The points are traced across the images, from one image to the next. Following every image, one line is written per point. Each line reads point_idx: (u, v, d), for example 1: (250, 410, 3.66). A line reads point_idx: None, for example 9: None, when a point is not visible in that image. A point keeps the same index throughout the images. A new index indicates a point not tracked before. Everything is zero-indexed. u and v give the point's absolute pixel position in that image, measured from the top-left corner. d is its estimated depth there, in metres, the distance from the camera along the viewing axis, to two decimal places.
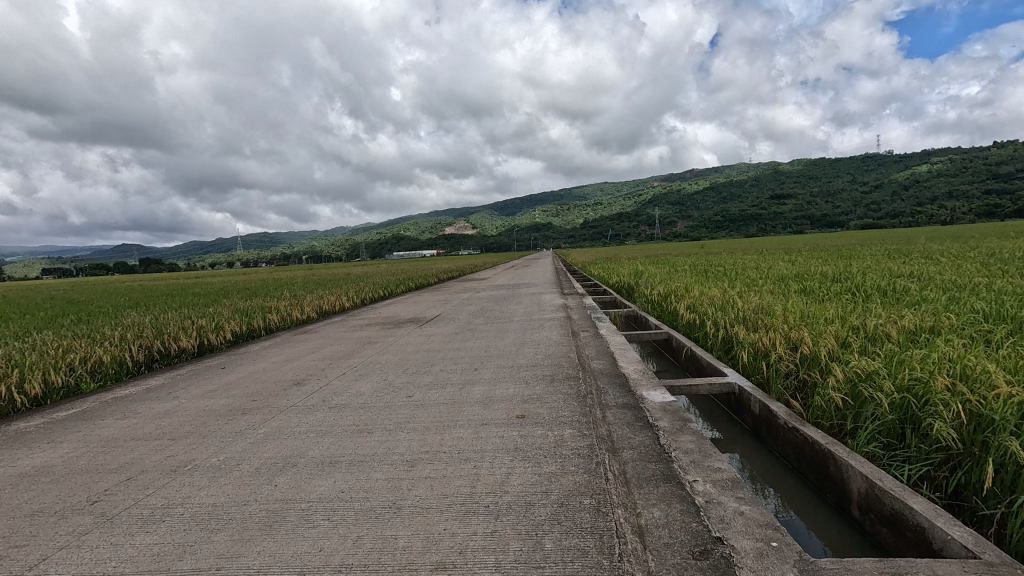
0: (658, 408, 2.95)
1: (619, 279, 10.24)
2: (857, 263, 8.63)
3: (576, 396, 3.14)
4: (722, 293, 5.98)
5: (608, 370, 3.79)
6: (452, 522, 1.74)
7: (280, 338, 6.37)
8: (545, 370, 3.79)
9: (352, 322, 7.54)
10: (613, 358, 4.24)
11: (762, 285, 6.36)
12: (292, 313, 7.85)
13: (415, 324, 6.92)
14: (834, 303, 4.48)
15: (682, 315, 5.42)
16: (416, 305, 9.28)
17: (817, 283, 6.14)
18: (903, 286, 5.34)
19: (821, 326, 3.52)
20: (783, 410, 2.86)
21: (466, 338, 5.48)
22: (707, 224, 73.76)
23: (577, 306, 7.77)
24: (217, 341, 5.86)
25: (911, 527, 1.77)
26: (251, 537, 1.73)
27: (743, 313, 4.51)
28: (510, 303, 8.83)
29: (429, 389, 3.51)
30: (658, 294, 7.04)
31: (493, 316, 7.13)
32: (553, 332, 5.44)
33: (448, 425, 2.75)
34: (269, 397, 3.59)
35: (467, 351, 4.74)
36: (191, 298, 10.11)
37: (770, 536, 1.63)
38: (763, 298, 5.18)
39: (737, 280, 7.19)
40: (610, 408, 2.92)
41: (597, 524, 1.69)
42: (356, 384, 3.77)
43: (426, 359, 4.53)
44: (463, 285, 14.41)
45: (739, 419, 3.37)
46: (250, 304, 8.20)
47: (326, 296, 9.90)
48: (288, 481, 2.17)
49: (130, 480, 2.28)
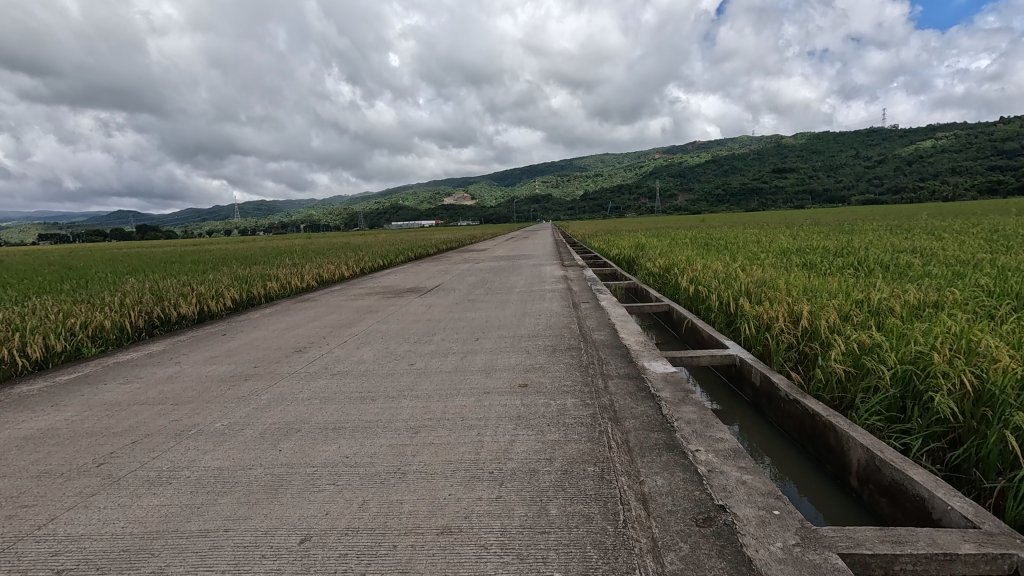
0: (660, 379, 2.96)
1: (620, 252, 10.20)
2: (859, 239, 8.59)
3: (578, 366, 3.14)
4: (724, 266, 5.96)
5: (609, 341, 3.80)
6: (457, 487, 1.75)
7: (280, 306, 6.36)
8: (546, 341, 3.80)
9: (352, 291, 7.53)
10: (615, 329, 4.24)
11: (765, 259, 6.34)
12: (292, 281, 7.83)
13: (415, 293, 6.91)
14: (837, 278, 4.46)
15: (684, 288, 5.42)
16: (415, 275, 9.26)
17: (820, 257, 6.11)
18: (906, 262, 5.31)
19: (824, 299, 3.50)
20: (784, 382, 2.87)
21: (467, 308, 5.47)
22: (708, 197, 73.24)
23: (578, 278, 7.76)
24: (217, 308, 5.85)
25: (911, 497, 1.79)
26: (258, 500, 1.74)
27: (745, 286, 4.49)
28: (510, 274, 8.81)
29: (431, 357, 3.52)
30: (659, 266, 7.02)
31: (494, 287, 7.12)
32: (554, 303, 5.43)
33: (450, 393, 2.76)
34: (271, 364, 3.60)
35: (468, 321, 4.74)
36: (189, 265, 10.07)
37: (772, 504, 1.65)
38: (765, 272, 5.16)
39: (740, 254, 7.16)
40: (612, 378, 2.94)
41: (601, 491, 1.71)
42: (358, 352, 3.77)
43: (427, 328, 4.53)
44: (463, 255, 14.35)
45: (740, 392, 3.39)
46: (249, 272, 8.18)
47: (325, 265, 9.86)
48: (293, 446, 2.18)
49: (136, 443, 2.29)
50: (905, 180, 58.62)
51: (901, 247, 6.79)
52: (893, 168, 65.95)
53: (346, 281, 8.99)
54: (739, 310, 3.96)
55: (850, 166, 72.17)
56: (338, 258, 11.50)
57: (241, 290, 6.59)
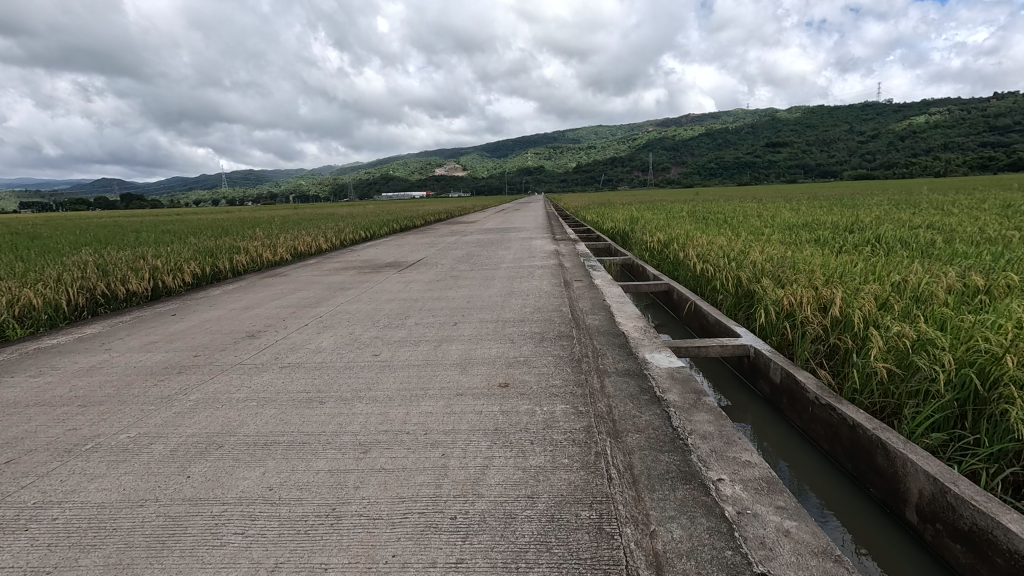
0: (665, 377, 2.51)
1: (614, 225, 9.70)
2: (867, 214, 8.12)
3: (569, 360, 2.68)
4: (728, 242, 5.49)
5: (605, 328, 3.34)
6: (405, 544, 1.30)
7: (246, 282, 5.83)
8: (534, 326, 3.34)
9: (327, 265, 7.00)
10: (611, 313, 3.79)
11: (774, 235, 5.88)
12: (262, 255, 7.27)
13: (395, 268, 6.40)
14: (862, 257, 4.01)
15: (688, 266, 4.96)
16: (398, 249, 8.72)
17: (833, 233, 5.65)
18: (929, 240, 4.85)
19: (854, 283, 3.04)
20: (811, 381, 2.43)
21: (448, 286, 4.97)
22: (702, 170, 72.45)
23: (570, 253, 7.28)
24: (174, 285, 5.32)
25: (1004, 553, 1.36)
26: (132, 562, 1.28)
27: (759, 265, 4.04)
28: (498, 248, 8.30)
29: (400, 347, 3.04)
30: (656, 241, 6.55)
31: (479, 262, 6.62)
32: (544, 282, 4.95)
33: (416, 395, 2.29)
34: (215, 353, 3.09)
35: (448, 301, 4.25)
36: (156, 235, 9.44)
37: (832, 573, 1.21)
38: (778, 248, 4.70)
39: (744, 229, 6.69)
40: (609, 375, 2.48)
41: (599, 552, 1.26)
42: (318, 339, 3.28)
43: (401, 310, 4.04)
44: (451, 227, 13.78)
45: (754, 387, 2.97)
46: (216, 244, 7.58)
47: (302, 237, 9.27)
48: (205, 471, 1.71)
49: (9, 464, 1.81)
50: (899, 155, 58.18)
51: (916, 223, 6.32)
52: (888, 142, 65.30)
53: (324, 254, 8.43)
54: (753, 294, 3.52)
55: (846, 140, 71.29)
56: (317, 229, 10.88)
57: (203, 264, 6.04)
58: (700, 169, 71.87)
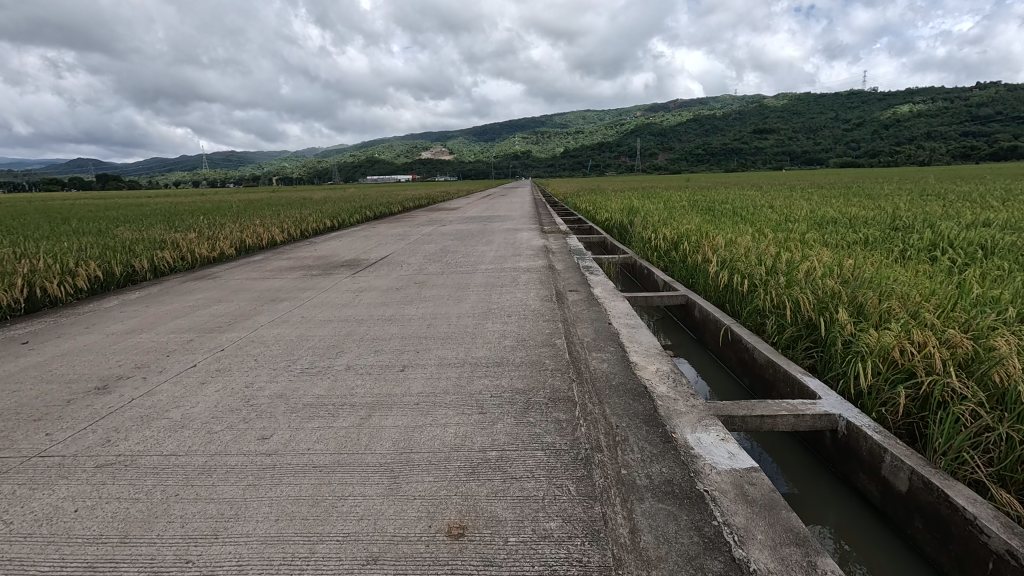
0: (737, 500, 1.48)
1: (609, 215, 8.65)
2: (895, 207, 7.18)
3: (570, 459, 1.64)
4: (756, 243, 4.51)
5: (617, 380, 2.30)
6: None
7: (161, 288, 4.69)
8: (516, 376, 2.30)
9: (272, 264, 5.86)
10: (622, 348, 2.76)
11: (806, 233, 4.92)
12: (196, 250, 6.11)
13: (350, 270, 5.29)
14: (954, 273, 3.05)
15: (712, 273, 3.96)
16: (363, 242, 7.57)
17: (880, 232, 4.69)
18: (1011, 243, 3.90)
19: (997, 327, 2.06)
20: (984, 510, 1.44)
21: (407, 298, 3.89)
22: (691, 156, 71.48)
23: (561, 250, 6.23)
24: (60, 294, 4.17)
25: None
26: None
27: (819, 280, 3.06)
28: (477, 243, 7.21)
29: (307, 419, 1.97)
30: (663, 237, 5.54)
31: (453, 262, 5.54)
32: (531, 294, 3.89)
33: (293, 560, 1.23)
34: (19, 429, 1.98)
35: (403, 325, 3.18)
36: (83, 224, 8.20)
37: None
38: (829, 254, 3.71)
39: (765, 225, 5.71)
40: (641, 498, 1.45)
41: None
42: (191, 400, 2.19)
43: (336, 339, 2.96)
44: (429, 215, 12.61)
45: (848, 481, 1.96)
46: (142, 237, 6.40)
47: (253, 227, 8.08)
48: None
49: None
50: (888, 143, 57.66)
51: (968, 220, 5.38)
52: (876, 129, 64.79)
53: (275, 248, 7.27)
54: (824, 334, 2.53)
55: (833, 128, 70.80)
56: (275, 217, 9.66)
57: (109, 264, 4.88)
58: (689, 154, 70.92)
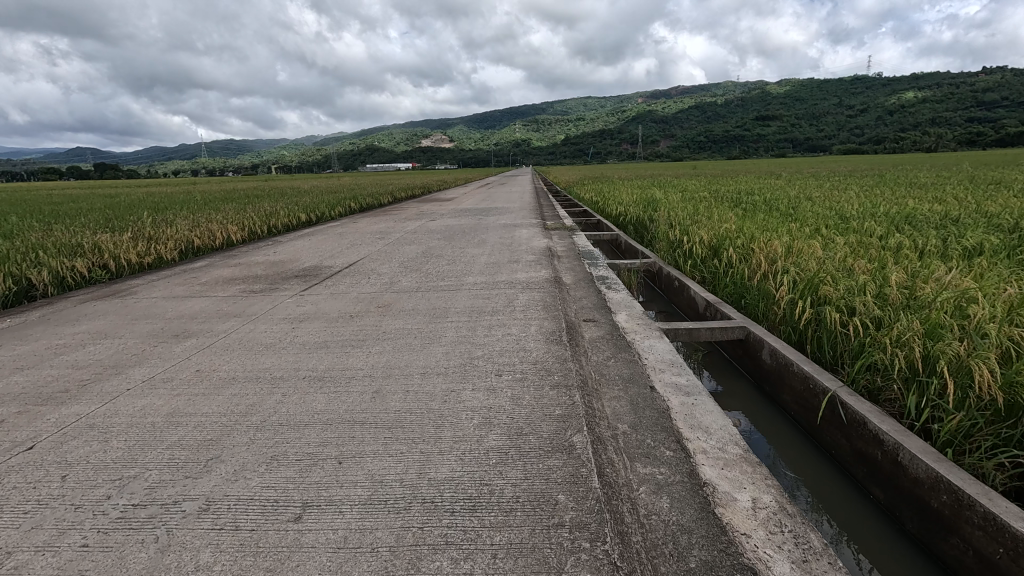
0: None
1: (622, 209, 7.51)
2: (965, 200, 6.03)
3: None
4: (829, 252, 3.41)
5: (700, 560, 1.19)
6: None
7: (49, 311, 3.60)
8: (504, 551, 1.19)
9: (213, 273, 4.77)
10: (684, 450, 1.66)
11: (888, 237, 3.81)
12: (121, 255, 5.00)
13: (302, 284, 4.18)
14: None
15: (782, 299, 2.87)
16: (335, 242, 6.47)
17: (990, 236, 3.57)
18: None
19: None
20: None
21: (360, 335, 2.79)
22: (696, 142, 69.81)
23: (568, 254, 5.12)
24: None
25: None
26: None
27: (983, 329, 1.98)
28: (468, 243, 6.09)
29: None
30: (697, 240, 4.44)
31: (435, 272, 4.43)
32: (531, 329, 2.78)
33: None
34: None
35: (333, 393, 2.07)
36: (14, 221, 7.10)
37: None
38: (956, 273, 2.62)
39: (822, 225, 4.59)
40: None
41: None
42: None
43: (220, 425, 1.86)
44: (419, 208, 11.48)
45: None
46: (58, 240, 5.27)
47: (208, 224, 6.97)
48: None
49: None
50: (896, 129, 56.18)
51: None
52: (884, 115, 63.18)
53: (229, 250, 6.18)
54: None
55: (839, 114, 69.22)
56: (242, 212, 8.54)
57: None
58: (693, 140, 69.28)
